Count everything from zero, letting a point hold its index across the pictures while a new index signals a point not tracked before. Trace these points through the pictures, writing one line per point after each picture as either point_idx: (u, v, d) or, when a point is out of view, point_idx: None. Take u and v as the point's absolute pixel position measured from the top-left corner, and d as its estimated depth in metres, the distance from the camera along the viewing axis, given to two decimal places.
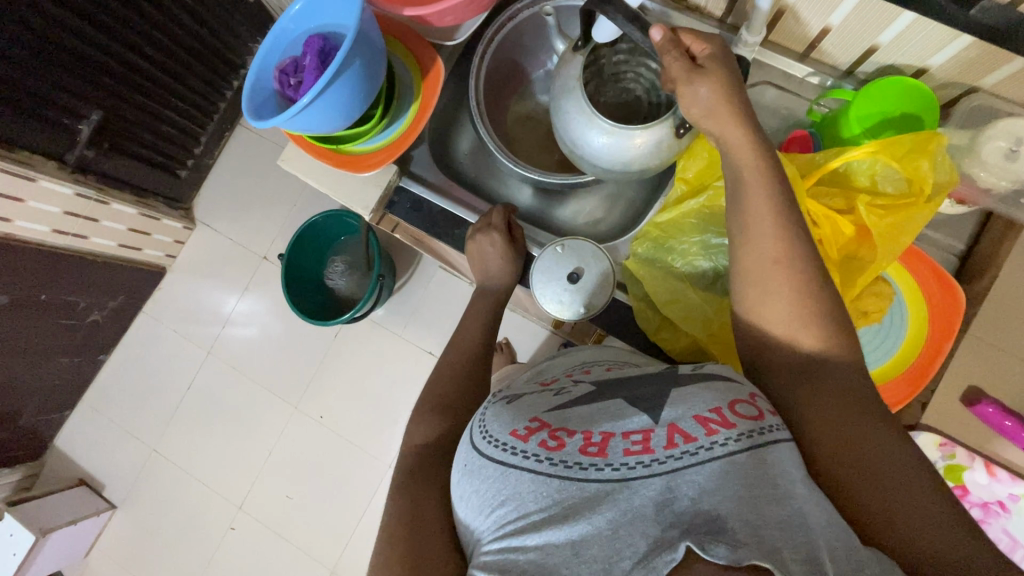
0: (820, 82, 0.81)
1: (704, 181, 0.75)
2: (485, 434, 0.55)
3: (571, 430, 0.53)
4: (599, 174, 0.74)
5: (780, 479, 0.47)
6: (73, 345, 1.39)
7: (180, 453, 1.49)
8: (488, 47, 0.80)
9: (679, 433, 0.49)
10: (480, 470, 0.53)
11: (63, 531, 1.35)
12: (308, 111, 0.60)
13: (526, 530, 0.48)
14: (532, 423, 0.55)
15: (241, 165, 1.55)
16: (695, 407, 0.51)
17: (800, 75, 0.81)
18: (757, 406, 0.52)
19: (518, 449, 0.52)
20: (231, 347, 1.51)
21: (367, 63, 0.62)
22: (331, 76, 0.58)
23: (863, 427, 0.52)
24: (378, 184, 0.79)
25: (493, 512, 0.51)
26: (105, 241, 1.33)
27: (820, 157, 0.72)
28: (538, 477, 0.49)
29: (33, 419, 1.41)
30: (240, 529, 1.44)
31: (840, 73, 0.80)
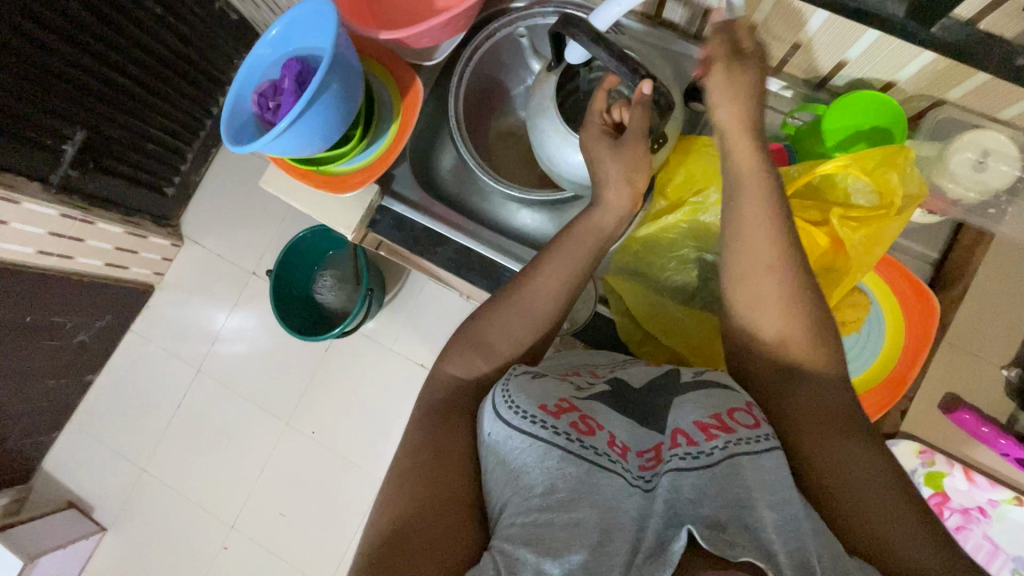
0: (792, 96, 0.82)
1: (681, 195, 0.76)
2: (509, 403, 0.53)
3: (597, 420, 0.54)
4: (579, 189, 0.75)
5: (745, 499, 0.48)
6: (60, 367, 1.38)
7: (170, 473, 1.48)
8: (466, 67, 0.82)
9: (682, 436, 0.52)
10: (507, 440, 0.52)
11: (51, 556, 1.33)
12: (288, 134, 0.60)
13: (553, 507, 0.48)
14: (562, 402, 0.54)
15: (229, 181, 1.55)
16: (694, 412, 0.54)
17: (773, 89, 0.82)
18: (753, 414, 0.54)
19: (549, 424, 0.51)
20: (222, 363, 1.51)
21: (343, 88, 0.62)
22: (309, 99, 0.58)
23: (848, 437, 0.53)
24: (361, 204, 0.79)
25: (517, 489, 0.50)
26: (92, 261, 1.33)
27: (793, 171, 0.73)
28: (569, 456, 0.50)
29: (20, 442, 1.39)
30: (232, 548, 1.43)
31: (811, 87, 0.81)
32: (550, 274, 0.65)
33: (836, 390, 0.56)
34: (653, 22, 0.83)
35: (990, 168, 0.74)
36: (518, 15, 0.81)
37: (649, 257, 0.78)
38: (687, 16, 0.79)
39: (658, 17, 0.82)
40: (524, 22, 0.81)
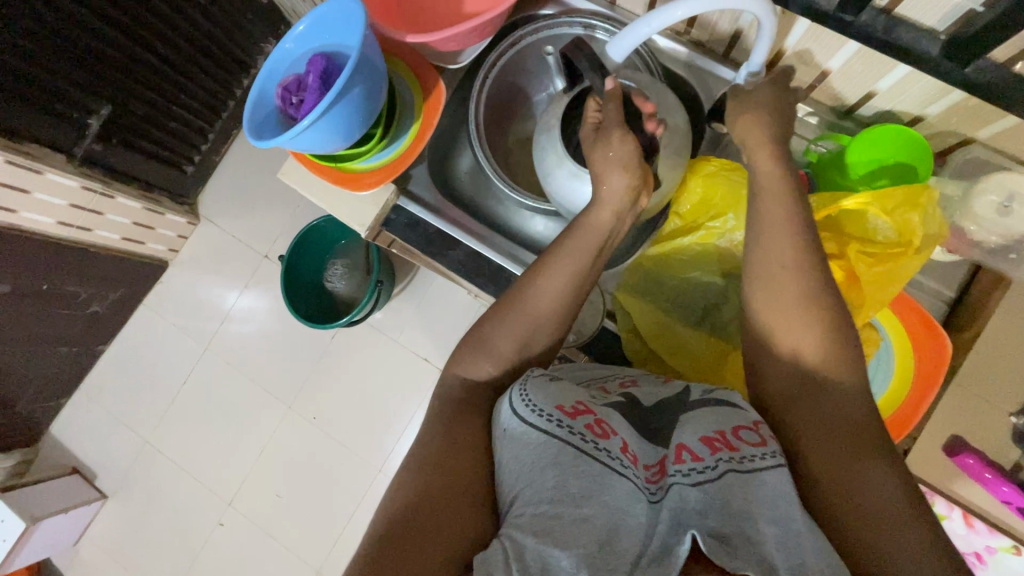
0: (818, 122, 0.81)
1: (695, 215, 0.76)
2: (526, 402, 0.54)
3: (611, 425, 0.54)
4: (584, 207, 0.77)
5: (749, 518, 0.48)
6: (73, 335, 1.41)
7: (173, 446, 1.51)
8: (487, 74, 0.82)
9: (687, 451, 0.53)
10: (522, 436, 0.52)
11: (54, 519, 1.36)
12: (308, 132, 0.60)
13: (563, 503, 0.48)
14: (578, 405, 0.54)
15: (247, 164, 1.57)
16: (700, 429, 0.55)
17: (800, 114, 0.81)
18: (759, 432, 0.55)
19: (566, 424, 0.52)
20: (229, 342, 1.52)
21: (365, 96, 0.62)
22: (332, 98, 0.58)
23: (851, 457, 0.53)
24: (378, 203, 0.81)
25: (526, 484, 0.50)
26: (109, 234, 1.35)
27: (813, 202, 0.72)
28: (582, 455, 0.50)
29: (30, 405, 1.43)
30: (228, 525, 1.45)
31: (838, 114, 0.80)
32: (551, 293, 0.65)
33: (842, 409, 0.56)
34: (680, 38, 0.82)
35: (1016, 212, 0.73)
36: (544, 23, 0.81)
37: (661, 274, 0.78)
38: (717, 34, 0.79)
39: (687, 33, 0.82)
40: (549, 30, 0.81)
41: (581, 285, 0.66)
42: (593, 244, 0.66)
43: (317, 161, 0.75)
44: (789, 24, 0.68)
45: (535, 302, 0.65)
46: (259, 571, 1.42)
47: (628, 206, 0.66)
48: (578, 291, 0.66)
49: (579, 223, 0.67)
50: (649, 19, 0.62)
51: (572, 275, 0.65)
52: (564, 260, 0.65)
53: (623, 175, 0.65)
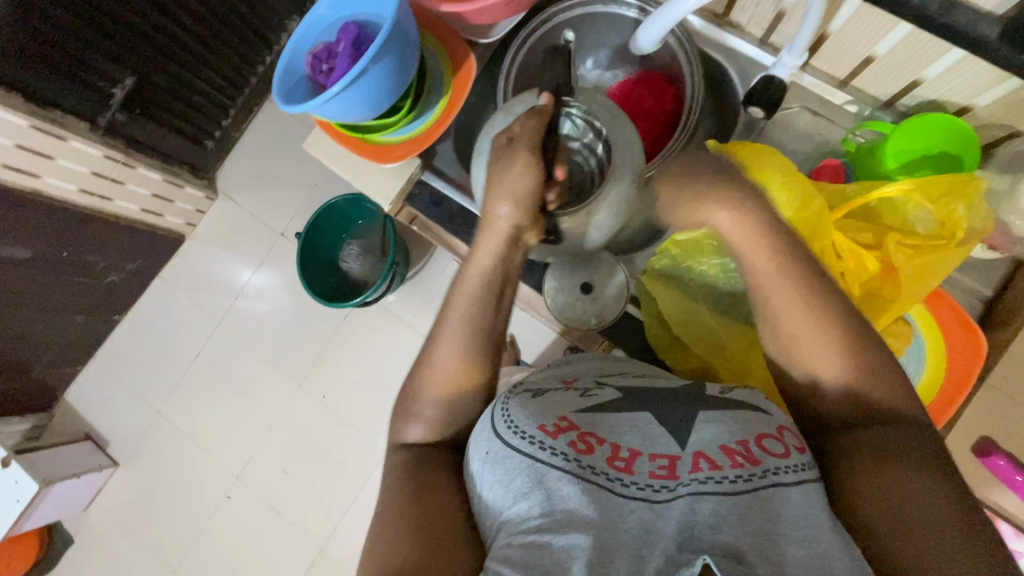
0: (857, 111, 0.80)
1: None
2: (509, 424, 0.57)
3: (598, 436, 0.55)
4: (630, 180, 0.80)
5: (775, 521, 0.50)
6: (90, 303, 1.43)
7: (183, 418, 1.52)
8: (519, 49, 0.82)
9: (704, 459, 0.53)
10: (507, 458, 0.55)
11: (65, 483, 1.38)
12: (338, 99, 0.60)
13: (552, 527, 0.49)
14: (561, 422, 0.57)
15: (268, 141, 1.57)
16: (721, 436, 0.55)
17: (838, 102, 0.80)
18: (783, 442, 0.56)
19: (547, 445, 0.54)
20: (243, 318, 1.53)
21: (394, 64, 0.61)
22: (363, 66, 0.57)
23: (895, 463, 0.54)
24: (401, 177, 0.79)
25: (515, 506, 0.53)
26: (129, 204, 1.36)
27: (850, 189, 0.72)
28: (566, 475, 0.52)
29: (46, 370, 1.45)
30: (235, 498, 1.47)
31: (879, 104, 0.78)
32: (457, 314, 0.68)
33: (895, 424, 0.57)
34: (719, 21, 0.81)
35: None
36: (580, 1, 0.82)
37: (689, 263, 0.77)
38: (757, 18, 0.77)
39: (725, 16, 0.80)
40: (582, 9, 0.83)
41: (481, 322, 0.68)
42: (482, 283, 0.68)
43: (342, 132, 0.75)
44: (837, 7, 0.67)
45: (438, 339, 0.68)
46: (265, 545, 1.44)
47: (511, 242, 0.68)
48: (481, 328, 0.68)
49: (465, 261, 0.69)
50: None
51: (469, 316, 0.67)
52: (462, 298, 0.68)
53: (511, 209, 0.66)
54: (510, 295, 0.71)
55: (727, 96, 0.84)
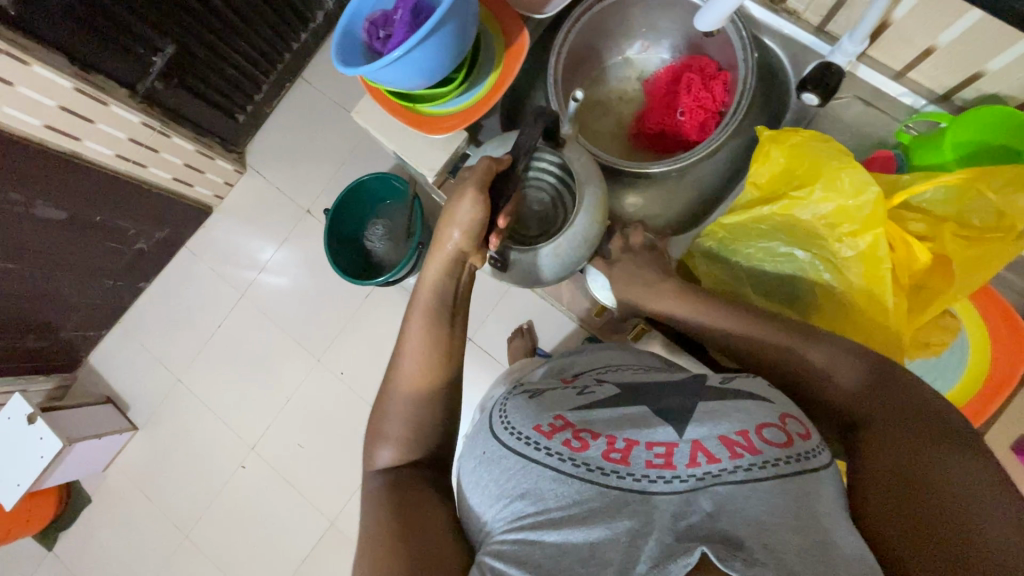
0: (913, 103, 0.82)
1: (781, 184, 0.79)
2: (507, 426, 0.59)
3: (593, 432, 0.55)
4: (679, 160, 0.82)
5: (787, 502, 0.48)
6: (118, 269, 1.45)
7: (202, 387, 1.55)
8: (573, 25, 0.85)
9: (702, 452, 0.52)
10: (503, 459, 0.56)
11: (87, 443, 1.41)
12: (397, 65, 0.61)
13: (544, 525, 0.51)
14: (556, 421, 0.57)
15: (298, 116, 1.58)
16: (719, 427, 0.53)
17: (893, 94, 0.83)
18: (786, 431, 0.53)
19: (542, 445, 0.55)
20: (265, 292, 1.55)
21: (457, 26, 0.61)
22: (424, 34, 0.58)
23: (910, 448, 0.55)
24: (447, 149, 0.80)
25: (508, 505, 0.54)
26: (162, 173, 1.37)
27: (903, 179, 0.76)
28: (560, 475, 0.52)
29: (72, 332, 1.48)
30: (249, 468, 1.49)
31: (935, 97, 0.81)
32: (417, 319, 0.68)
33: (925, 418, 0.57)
34: (776, 7, 0.83)
35: None
36: None
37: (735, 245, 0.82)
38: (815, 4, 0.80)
39: (783, 3, 0.83)
40: None
41: (436, 340, 0.66)
42: (433, 299, 0.68)
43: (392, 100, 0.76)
44: None
45: (401, 347, 0.67)
46: (276, 516, 1.46)
47: (457, 263, 0.68)
48: (438, 340, 0.67)
49: (421, 273, 0.69)
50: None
51: (426, 331, 0.66)
52: (417, 312, 0.67)
53: (459, 236, 0.66)
54: (462, 308, 0.70)
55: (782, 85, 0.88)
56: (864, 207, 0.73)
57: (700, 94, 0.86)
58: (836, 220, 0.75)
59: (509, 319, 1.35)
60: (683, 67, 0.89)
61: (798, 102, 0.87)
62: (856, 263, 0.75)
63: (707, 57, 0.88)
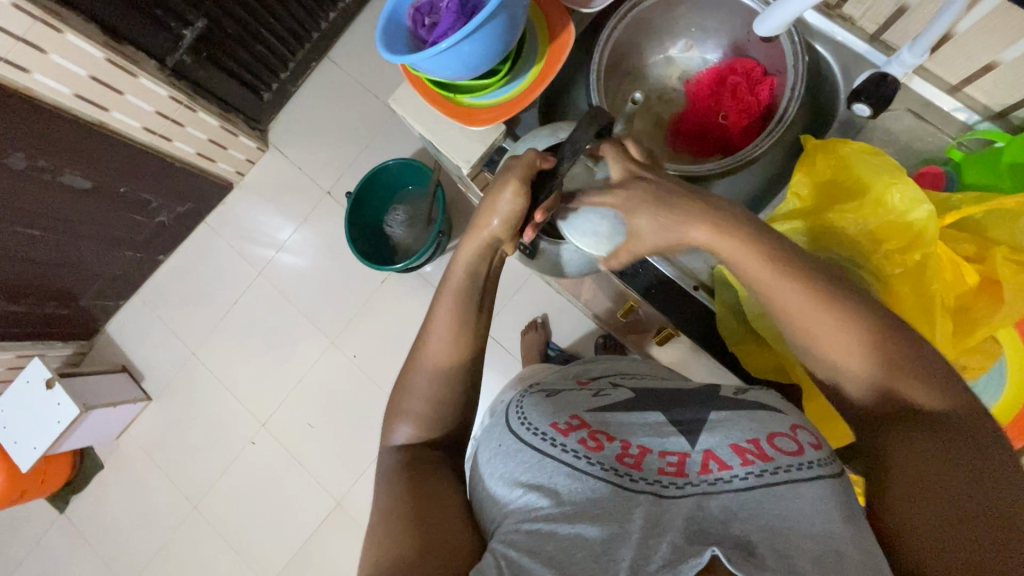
0: (966, 120, 0.80)
1: (828, 192, 0.76)
2: (524, 421, 0.56)
3: (609, 434, 0.54)
4: (729, 164, 0.81)
5: (812, 505, 0.46)
6: (139, 241, 1.46)
7: (217, 362, 1.56)
8: (618, 23, 0.85)
9: (714, 460, 0.50)
10: (517, 453, 0.54)
11: (102, 411, 1.43)
12: (446, 53, 0.60)
13: (558, 519, 0.48)
14: (572, 420, 0.55)
15: (323, 96, 1.57)
16: (731, 435, 0.52)
17: (947, 109, 0.80)
18: (797, 440, 0.51)
19: (558, 442, 0.52)
20: (283, 271, 1.56)
21: (507, 18, 0.60)
22: (477, 23, 0.58)
23: (950, 493, 0.45)
24: (484, 141, 0.79)
25: (520, 499, 0.51)
26: (186, 147, 1.37)
27: (955, 200, 0.73)
28: (576, 472, 0.50)
29: (91, 301, 1.49)
30: (259, 445, 1.51)
31: (990, 114, 0.78)
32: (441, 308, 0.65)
33: (937, 428, 0.48)
34: (831, 13, 0.82)
35: None
36: None
37: None
38: (874, 9, 0.79)
39: (837, 8, 0.81)
40: None
41: (464, 328, 0.65)
42: (465, 285, 0.66)
43: (432, 89, 0.76)
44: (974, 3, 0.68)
45: (426, 332, 0.66)
46: (283, 493, 1.48)
47: (490, 250, 0.67)
48: (465, 332, 0.65)
49: (453, 256, 0.67)
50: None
51: (450, 321, 0.65)
52: (447, 295, 0.66)
53: (499, 223, 0.66)
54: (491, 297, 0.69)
55: (826, 93, 0.86)
56: (912, 225, 0.70)
57: (746, 97, 0.87)
58: (883, 235, 0.72)
59: (524, 313, 1.35)
60: (729, 69, 0.89)
61: (847, 111, 0.82)
62: (901, 282, 0.71)
63: (754, 61, 0.88)
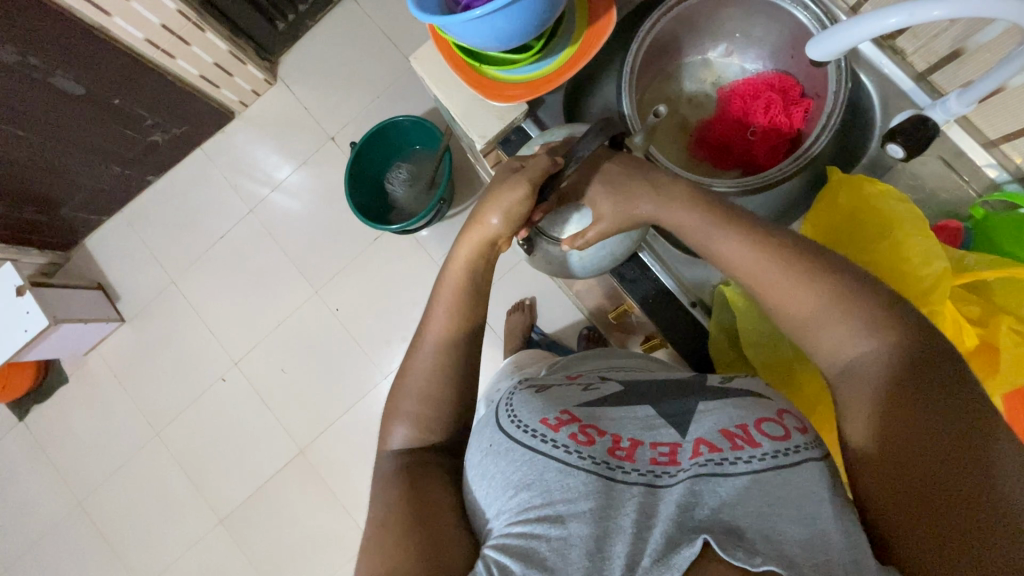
0: (994, 178, 0.79)
1: (841, 225, 0.76)
2: (513, 418, 0.54)
3: (599, 428, 0.51)
4: (741, 184, 0.80)
5: (807, 499, 0.45)
6: (129, 157, 1.40)
7: (195, 294, 1.53)
8: (664, 15, 0.82)
9: (704, 444, 0.49)
10: (507, 453, 0.51)
11: (73, 326, 1.40)
12: (480, 21, 0.57)
13: (550, 518, 0.46)
14: (562, 415, 0.53)
15: (340, 37, 1.50)
16: (721, 421, 0.51)
17: (979, 163, 0.79)
18: (783, 424, 0.51)
19: (547, 438, 0.50)
20: (275, 212, 1.51)
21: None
22: None
23: (936, 456, 0.44)
24: (503, 118, 0.76)
25: (513, 497, 0.49)
26: (189, 67, 1.30)
27: (970, 261, 0.73)
28: (567, 468, 0.48)
29: (72, 212, 1.44)
30: (229, 382, 1.50)
31: (1020, 176, 0.77)
32: (439, 311, 0.65)
33: (919, 395, 0.48)
34: (883, 43, 0.81)
35: None
36: None
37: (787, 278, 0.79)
38: (929, 47, 0.77)
39: (890, 40, 0.80)
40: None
41: (467, 315, 0.65)
42: (463, 282, 0.66)
43: (457, 54, 0.72)
44: None
45: (419, 340, 0.65)
46: (247, 434, 1.48)
47: (489, 247, 0.66)
48: (462, 331, 0.64)
49: (450, 254, 0.66)
50: (855, 26, 0.65)
51: (446, 325, 0.64)
52: (445, 292, 0.65)
53: (499, 221, 0.64)
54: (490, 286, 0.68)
55: (858, 124, 0.85)
56: (923, 283, 0.69)
57: (777, 115, 0.84)
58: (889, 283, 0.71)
59: (515, 293, 1.34)
60: (766, 83, 0.86)
61: (877, 150, 0.83)
62: None
63: (793, 79, 0.86)
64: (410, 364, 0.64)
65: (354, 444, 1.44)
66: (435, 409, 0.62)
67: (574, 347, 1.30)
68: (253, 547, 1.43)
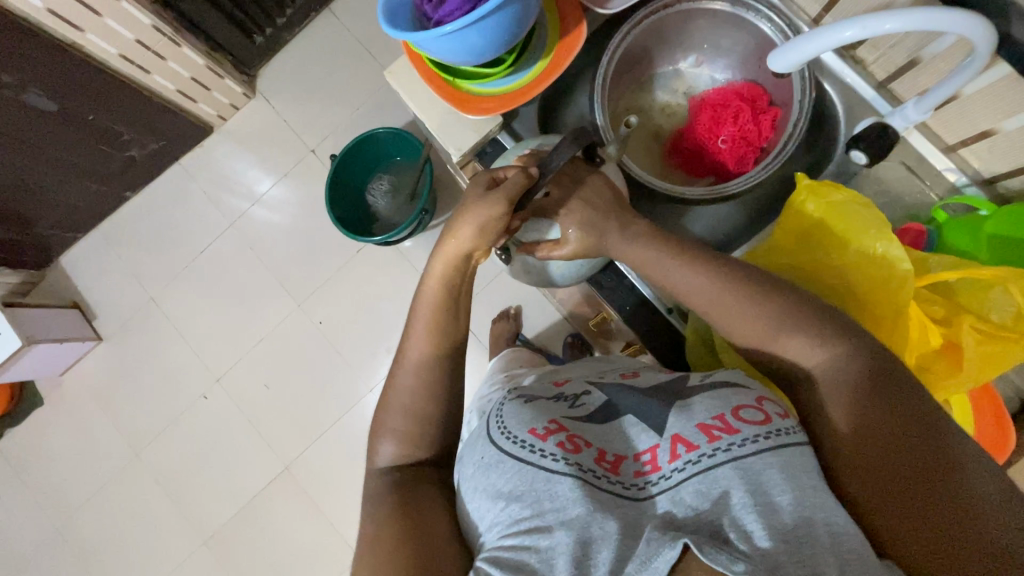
0: (954, 181, 0.81)
1: (807, 231, 0.78)
2: (503, 429, 0.54)
3: (584, 438, 0.53)
4: (714, 190, 0.83)
5: (781, 489, 0.45)
6: (105, 173, 1.38)
7: (175, 311, 1.51)
8: (634, 27, 0.83)
9: (681, 443, 0.49)
10: (498, 464, 0.51)
11: (49, 346, 1.36)
12: (453, 35, 0.58)
13: (541, 529, 0.46)
14: (550, 424, 0.53)
15: (318, 50, 1.50)
16: (696, 417, 0.51)
17: (939, 167, 0.82)
18: (763, 410, 0.51)
19: (537, 447, 0.50)
20: (255, 226, 1.50)
21: (518, 13, 0.59)
22: (491, 9, 0.55)
23: (909, 451, 0.47)
24: (479, 131, 0.77)
25: (505, 508, 0.49)
26: (165, 82, 1.28)
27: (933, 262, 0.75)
28: (555, 475, 0.48)
29: (46, 230, 1.41)
30: (211, 399, 1.47)
31: (979, 179, 0.80)
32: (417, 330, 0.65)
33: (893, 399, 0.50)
34: (846, 53, 0.83)
35: None
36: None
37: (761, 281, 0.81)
38: (887, 58, 0.80)
39: (853, 50, 0.82)
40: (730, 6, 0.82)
41: (448, 330, 0.65)
42: (440, 297, 0.65)
43: (429, 68, 0.73)
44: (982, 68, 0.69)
45: (398, 362, 0.65)
46: (231, 451, 1.45)
47: (465, 260, 0.66)
48: (441, 349, 0.64)
49: (426, 269, 0.66)
50: (817, 39, 0.68)
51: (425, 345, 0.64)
52: (424, 308, 0.65)
53: (475, 234, 0.64)
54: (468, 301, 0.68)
55: (825, 131, 0.87)
56: (892, 284, 0.71)
57: (747, 124, 0.86)
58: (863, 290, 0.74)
59: (499, 301, 1.34)
60: (736, 92, 0.88)
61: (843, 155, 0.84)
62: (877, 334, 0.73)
63: (762, 88, 0.88)
64: (391, 381, 0.64)
65: (341, 457, 1.42)
66: (416, 423, 0.62)
67: (559, 353, 1.30)
68: (240, 566, 1.40)
